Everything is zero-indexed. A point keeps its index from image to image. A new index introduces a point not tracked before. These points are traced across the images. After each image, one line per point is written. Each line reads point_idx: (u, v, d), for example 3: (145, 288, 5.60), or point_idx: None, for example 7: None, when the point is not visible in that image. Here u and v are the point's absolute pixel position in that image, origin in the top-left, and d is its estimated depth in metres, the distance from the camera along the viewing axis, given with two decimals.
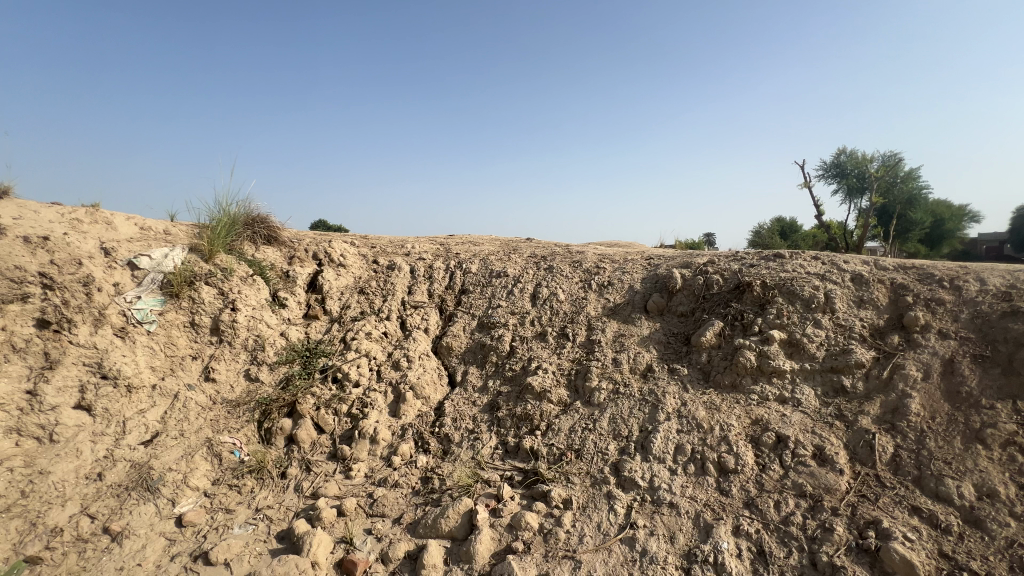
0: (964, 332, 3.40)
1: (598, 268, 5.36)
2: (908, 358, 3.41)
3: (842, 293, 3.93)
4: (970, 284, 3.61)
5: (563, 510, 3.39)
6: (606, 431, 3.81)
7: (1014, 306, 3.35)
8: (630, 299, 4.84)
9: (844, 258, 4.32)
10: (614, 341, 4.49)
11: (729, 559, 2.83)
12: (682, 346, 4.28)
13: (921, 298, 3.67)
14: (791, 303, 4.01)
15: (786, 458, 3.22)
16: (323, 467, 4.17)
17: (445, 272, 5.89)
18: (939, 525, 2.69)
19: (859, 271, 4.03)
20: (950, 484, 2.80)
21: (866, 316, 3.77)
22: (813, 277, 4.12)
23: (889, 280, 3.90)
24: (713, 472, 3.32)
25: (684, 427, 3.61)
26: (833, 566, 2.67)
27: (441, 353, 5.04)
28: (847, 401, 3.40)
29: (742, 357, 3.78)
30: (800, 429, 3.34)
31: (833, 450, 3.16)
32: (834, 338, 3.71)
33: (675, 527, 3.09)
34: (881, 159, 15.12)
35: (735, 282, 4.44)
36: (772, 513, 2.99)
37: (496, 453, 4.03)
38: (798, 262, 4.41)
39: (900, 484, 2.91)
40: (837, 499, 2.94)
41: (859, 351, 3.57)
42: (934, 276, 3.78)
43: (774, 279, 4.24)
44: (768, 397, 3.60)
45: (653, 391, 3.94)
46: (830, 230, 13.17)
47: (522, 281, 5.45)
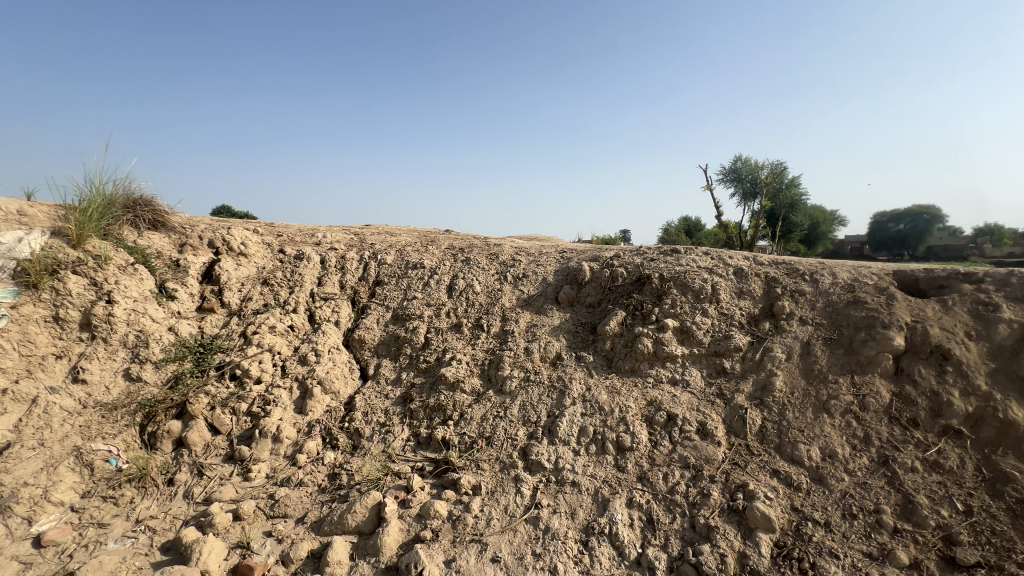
0: (819, 318, 3.92)
1: (514, 260, 5.49)
2: (776, 342, 3.90)
3: (726, 285, 4.39)
4: (825, 277, 4.19)
5: (472, 495, 3.45)
6: (517, 418, 3.94)
7: (855, 297, 3.93)
8: (543, 291, 5.03)
9: (730, 254, 4.82)
10: (527, 330, 4.63)
11: (622, 529, 3.07)
12: (589, 334, 4.52)
13: (788, 290, 4.20)
14: (684, 293, 4.40)
15: (674, 434, 3.55)
16: (217, 470, 3.88)
17: (359, 263, 5.71)
18: (793, 483, 3.10)
19: (740, 266, 4.52)
20: (802, 448, 3.23)
21: (744, 305, 4.24)
22: (703, 270, 4.55)
23: (764, 273, 4.42)
24: (612, 450, 3.56)
25: (587, 410, 3.83)
26: (708, 526, 2.99)
27: (353, 346, 4.89)
28: (727, 381, 3.81)
29: (641, 344, 4.10)
30: (687, 407, 3.69)
31: (713, 424, 3.53)
32: (718, 325, 4.14)
33: (576, 504, 3.28)
34: (770, 167, 16.78)
35: (637, 275, 4.78)
36: (660, 484, 3.29)
37: (407, 445, 4.00)
38: (691, 256, 4.85)
39: (765, 451, 3.32)
40: (715, 468, 3.30)
41: (738, 336, 4.01)
42: (799, 271, 4.33)
43: (671, 272, 4.63)
44: (662, 379, 3.94)
45: (561, 377, 4.14)
46: (728, 230, 14.65)
47: (438, 273, 5.43)
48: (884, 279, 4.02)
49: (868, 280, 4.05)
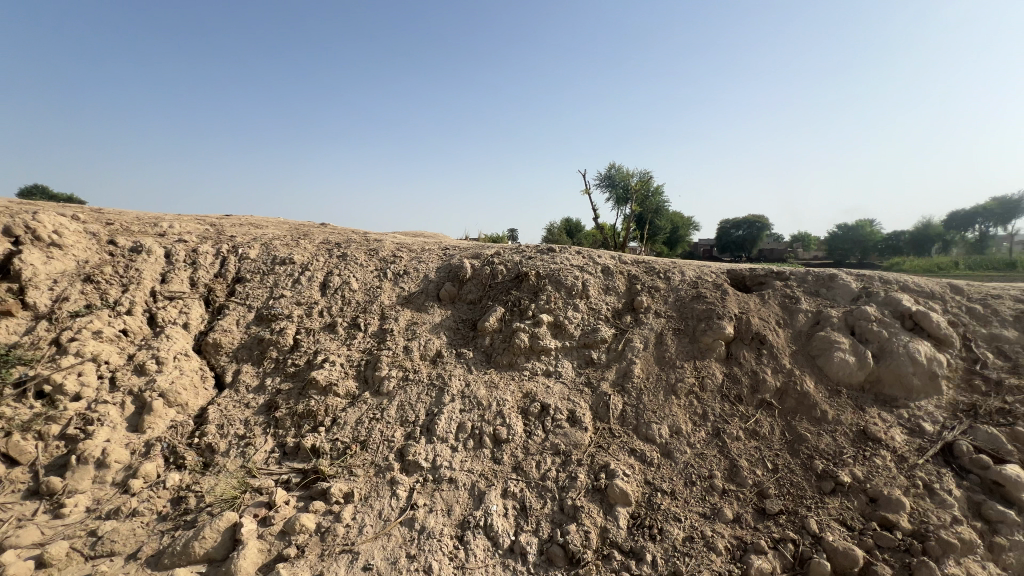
0: (670, 311, 4.42)
1: (395, 257, 5.33)
2: (635, 333, 4.31)
3: (594, 282, 4.74)
4: (676, 275, 4.74)
5: (343, 504, 3.27)
6: (394, 419, 3.82)
7: (698, 292, 4.51)
8: (424, 288, 4.95)
9: (599, 253, 5.21)
10: (406, 329, 4.52)
11: (496, 519, 3.16)
12: (469, 331, 4.56)
13: (646, 286, 4.67)
14: (558, 289, 4.66)
15: (547, 424, 3.74)
16: (15, 510, 3.15)
17: (215, 257, 5.06)
18: (646, 459, 3.46)
19: (607, 264, 4.92)
20: (654, 427, 3.62)
21: (610, 300, 4.62)
22: (575, 268, 4.86)
23: (627, 271, 4.87)
24: (489, 443, 3.63)
25: (465, 406, 3.86)
26: (575, 507, 3.21)
27: (206, 351, 4.32)
28: (594, 370, 4.12)
29: (517, 339, 4.25)
30: (559, 397, 3.92)
31: (582, 411, 3.80)
32: (587, 319, 4.46)
33: (452, 500, 3.29)
34: (640, 175, 18.51)
35: (516, 272, 4.95)
36: (533, 471, 3.45)
37: (271, 457, 3.65)
38: (565, 255, 5.15)
39: (624, 432, 3.65)
40: (582, 452, 3.55)
41: (604, 329, 4.36)
42: (655, 269, 4.85)
43: (546, 269, 4.87)
44: (537, 371, 4.13)
45: (440, 375, 4.11)
46: (604, 232, 15.95)
47: (310, 269, 5.05)
48: (719, 277, 4.68)
49: (708, 277, 4.67)
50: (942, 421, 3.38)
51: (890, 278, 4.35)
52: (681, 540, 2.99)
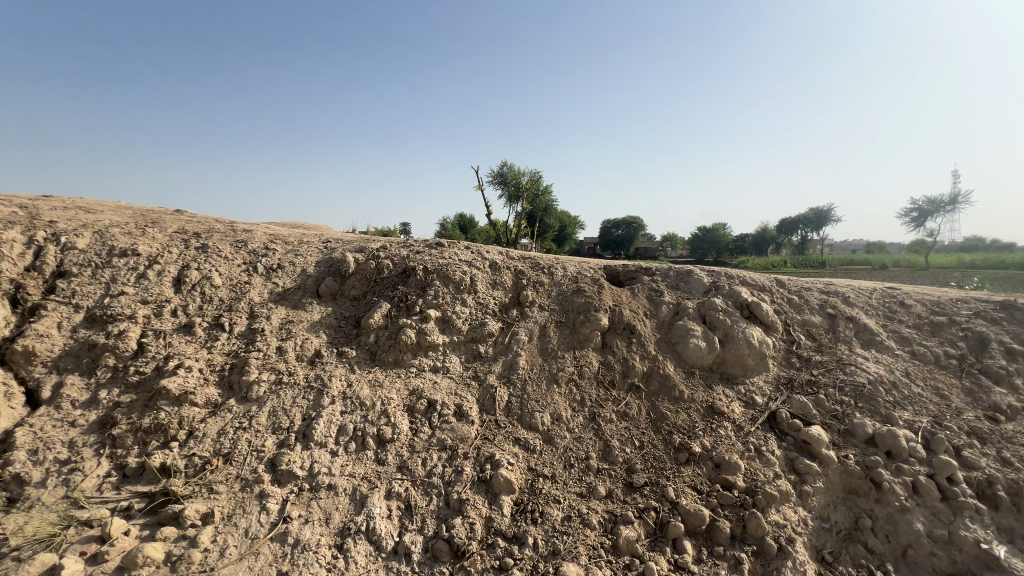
0: (553, 305, 4.65)
1: (267, 249, 4.84)
2: (520, 327, 4.45)
3: (482, 277, 4.80)
4: (558, 270, 4.99)
5: (201, 527, 2.90)
6: (264, 427, 3.48)
7: (578, 286, 4.80)
8: (301, 284, 4.58)
9: (487, 248, 5.28)
10: (280, 328, 4.14)
11: (379, 522, 3.05)
12: (352, 328, 4.33)
13: (531, 281, 4.85)
14: (445, 284, 4.63)
15: (433, 420, 3.70)
16: None
17: (26, 247, 4.14)
18: (529, 447, 3.60)
19: (495, 260, 5.01)
20: (537, 416, 3.78)
21: (497, 295, 4.72)
22: (463, 263, 4.87)
23: (514, 266, 5.00)
24: (373, 445, 3.49)
25: (347, 408, 3.66)
26: (460, 500, 3.23)
27: (13, 361, 3.52)
28: (481, 364, 4.18)
29: (404, 335, 4.14)
30: (446, 392, 3.90)
31: (468, 405, 3.82)
32: (475, 313, 4.50)
33: (331, 508, 3.10)
34: (531, 174, 19.15)
35: (403, 267, 4.81)
36: (419, 469, 3.40)
37: (107, 483, 3.10)
38: (453, 250, 5.13)
39: (509, 423, 3.76)
40: (468, 445, 3.57)
41: (491, 323, 4.44)
42: (540, 265, 5.05)
43: (434, 264, 4.81)
44: (424, 368, 4.06)
45: (319, 376, 3.84)
46: (497, 228, 16.27)
47: (160, 262, 4.37)
48: (597, 272, 5.03)
49: (587, 272, 5.00)
50: (769, 393, 4.01)
51: (732, 274, 5.05)
52: (559, 520, 3.17)
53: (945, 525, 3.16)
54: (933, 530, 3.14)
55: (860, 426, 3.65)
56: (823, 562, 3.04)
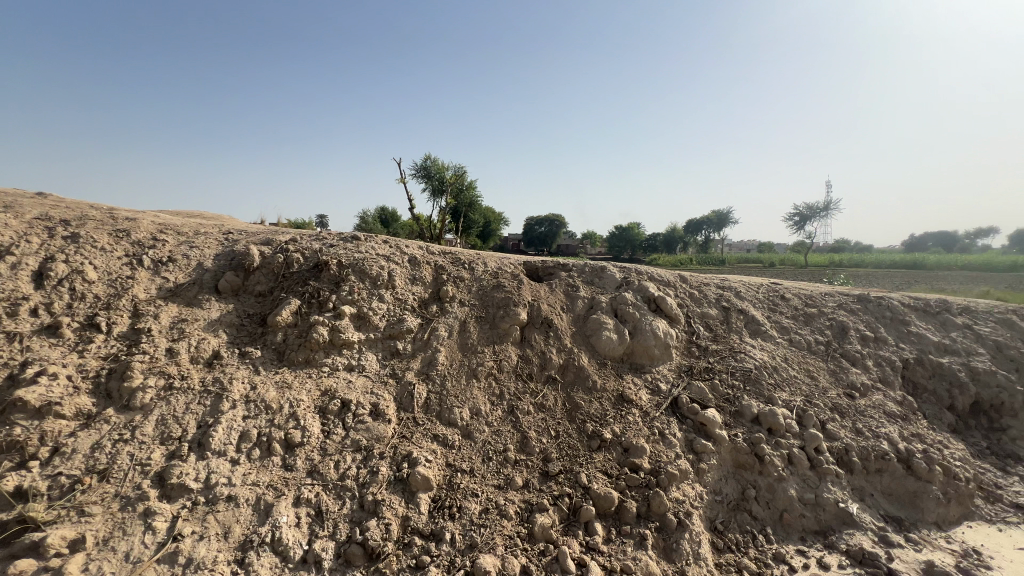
0: (473, 300, 4.65)
1: (154, 240, 4.34)
2: (440, 322, 4.40)
3: (400, 272, 4.68)
4: (479, 266, 5.00)
5: (69, 555, 2.54)
6: (151, 438, 3.12)
7: (498, 282, 4.84)
8: (196, 278, 4.16)
9: (406, 242, 5.15)
10: (171, 327, 3.73)
11: (286, 532, 2.87)
12: (256, 327, 4.02)
13: (452, 277, 4.81)
14: (361, 280, 4.45)
15: (347, 420, 3.55)
16: None
17: None
18: (448, 443, 3.58)
19: (414, 254, 4.91)
20: (456, 412, 3.77)
21: (416, 291, 4.62)
22: (380, 258, 4.71)
23: (434, 261, 4.93)
24: (279, 450, 3.27)
25: (250, 412, 3.40)
26: (375, 502, 3.13)
27: None
28: (399, 361, 4.08)
29: (315, 333, 3.92)
30: (362, 392, 3.76)
31: (385, 404, 3.71)
32: (393, 309, 4.37)
33: (231, 521, 2.87)
34: (455, 168, 18.91)
35: (314, 261, 4.55)
36: (331, 473, 3.25)
37: None
38: (370, 243, 4.94)
39: (427, 420, 3.71)
40: (385, 444, 3.48)
41: (410, 319, 4.34)
42: (460, 260, 5.03)
43: (349, 258, 4.60)
44: (338, 367, 3.88)
45: (218, 379, 3.52)
46: (420, 222, 15.93)
47: (15, 253, 3.74)
48: (517, 268, 5.11)
49: (507, 268, 5.06)
50: (672, 380, 4.33)
51: (642, 270, 5.38)
52: (477, 513, 3.19)
53: (812, 489, 3.63)
54: (803, 494, 3.59)
55: (747, 407, 4.07)
56: (715, 531, 3.36)
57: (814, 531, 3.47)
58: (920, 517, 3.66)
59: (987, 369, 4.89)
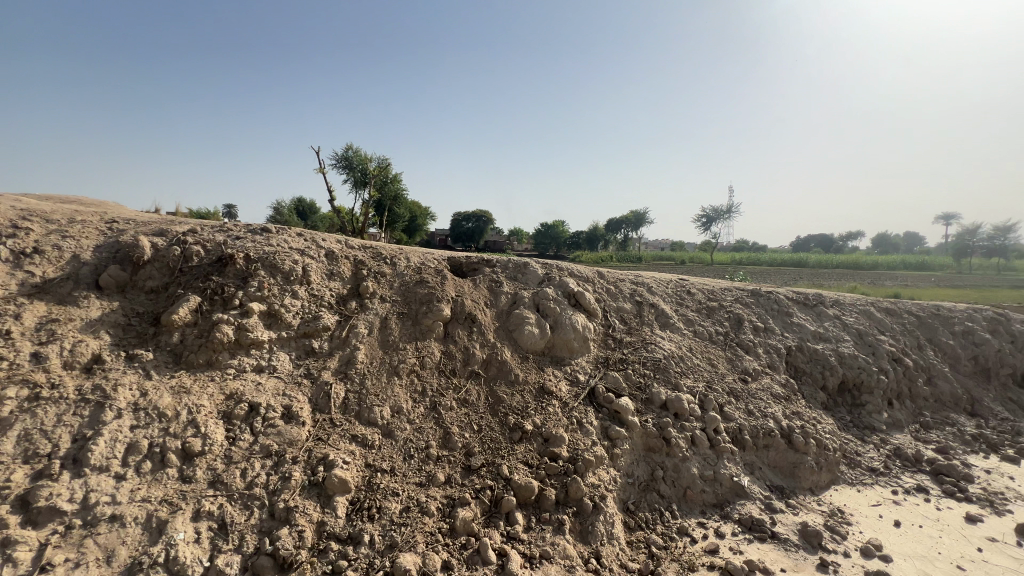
0: (395, 296, 4.54)
1: (16, 229, 3.74)
2: (360, 319, 4.24)
3: (316, 266, 4.44)
4: (401, 261, 4.89)
5: None
6: (11, 457, 2.70)
7: (421, 277, 4.76)
8: (71, 273, 3.65)
9: (323, 236, 4.90)
10: (38, 329, 3.25)
11: (183, 549, 2.63)
12: (147, 327, 3.62)
13: (372, 272, 4.66)
14: (272, 275, 4.17)
15: (256, 425, 3.32)
16: None
17: None
18: (367, 443, 3.47)
19: (332, 248, 4.68)
20: (376, 410, 3.67)
21: (334, 287, 4.42)
22: (294, 252, 4.44)
23: (353, 256, 4.74)
24: (176, 461, 2.98)
25: (140, 421, 3.06)
26: (287, 509, 2.96)
27: None
28: (315, 360, 3.88)
29: (219, 333, 3.61)
30: (272, 394, 3.53)
31: (299, 406, 3.52)
32: (308, 306, 4.14)
33: (116, 543, 2.56)
34: (378, 159, 18.21)
35: (218, 254, 4.19)
36: (237, 482, 3.02)
37: None
38: (282, 236, 4.63)
39: (345, 420, 3.57)
40: (298, 448, 3.30)
41: (326, 316, 4.14)
42: (382, 255, 4.88)
43: (258, 252, 4.28)
44: (245, 369, 3.61)
45: (99, 386, 3.13)
46: (341, 215, 15.18)
47: None
48: (440, 263, 5.06)
49: (431, 264, 4.99)
50: (590, 372, 4.54)
51: (563, 266, 5.57)
52: (398, 512, 3.13)
53: (711, 466, 3.99)
54: (704, 471, 3.94)
55: (656, 394, 4.38)
56: (627, 511, 3.58)
57: (713, 504, 3.81)
58: (798, 484, 4.16)
59: (851, 353, 5.66)
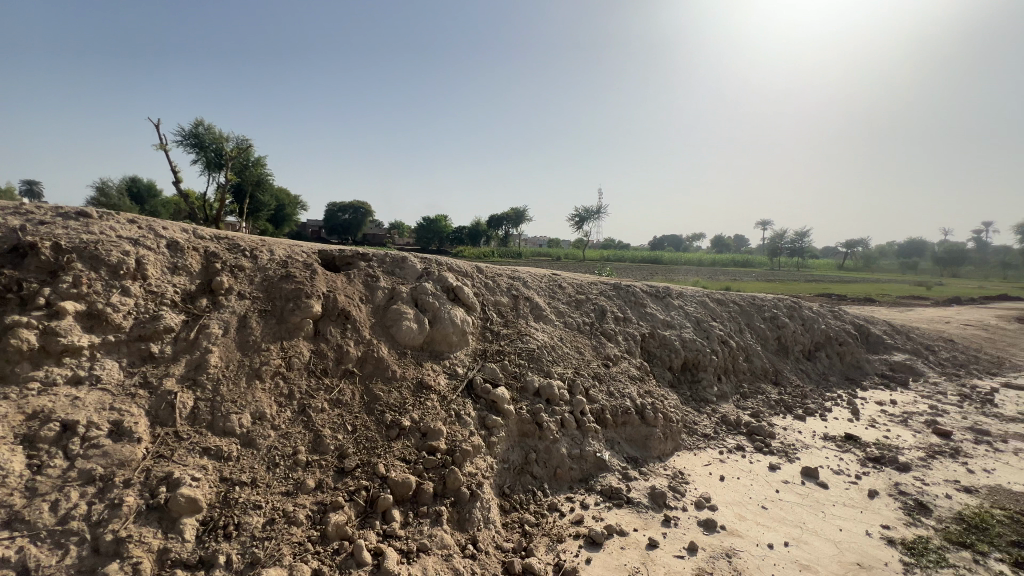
0: (256, 292, 4.12)
1: None
2: (212, 318, 3.78)
3: (154, 259, 3.84)
4: (263, 254, 4.45)
5: None
6: None
7: (287, 271, 4.39)
8: None
9: (163, 223, 4.24)
10: None
11: None
12: None
13: (228, 265, 4.17)
14: (93, 269, 3.50)
15: (72, 447, 2.77)
16: None
17: None
18: (223, 455, 3.12)
19: (175, 239, 4.08)
20: (233, 418, 3.31)
21: (178, 282, 3.86)
22: (123, 241, 3.78)
23: (203, 248, 4.19)
24: None
25: None
26: (118, 540, 2.55)
27: None
28: (154, 367, 3.36)
29: (17, 340, 2.95)
30: (95, 409, 2.98)
31: (132, 420, 3.02)
32: (143, 305, 3.57)
33: None
34: (236, 138, 16.19)
35: (13, 243, 3.39)
36: (46, 517, 2.50)
37: None
38: (108, 222, 3.91)
39: (194, 432, 3.16)
40: (132, 469, 2.84)
41: (169, 316, 3.60)
42: (240, 246, 4.40)
43: (70, 240, 3.56)
44: (56, 381, 2.99)
45: None
46: (189, 199, 13.21)
47: None
48: (310, 257, 4.72)
49: (299, 257, 4.63)
50: (469, 364, 4.64)
51: (442, 261, 5.58)
52: (260, 526, 2.89)
53: (578, 445, 4.36)
54: (571, 450, 4.28)
55: (530, 382, 4.64)
56: (503, 496, 3.76)
57: (579, 479, 4.17)
58: (649, 454, 4.75)
59: (691, 337, 6.60)
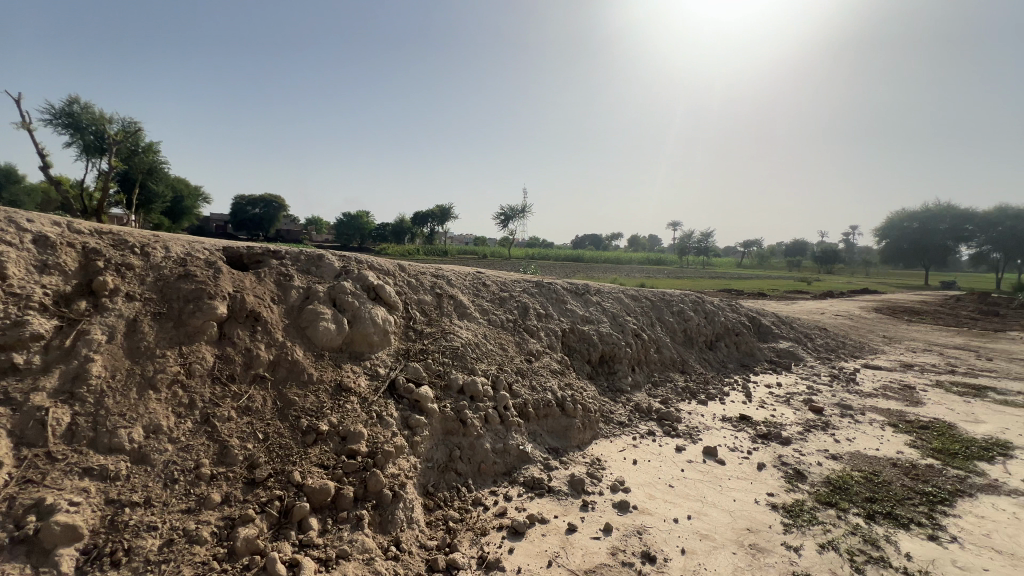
0: (147, 293, 3.72)
1: None
2: (93, 323, 3.36)
3: (17, 257, 3.34)
4: (157, 251, 4.03)
5: None
6: None
7: (186, 270, 4.01)
8: None
9: (28, 215, 3.69)
10: None
11: None
12: None
13: (112, 264, 3.73)
14: None
15: None
16: None
17: None
18: (108, 475, 2.81)
19: (44, 233, 3.57)
20: (121, 433, 2.98)
21: (49, 283, 3.39)
22: None
23: (81, 244, 3.72)
24: None
25: None
26: None
27: None
28: (18, 380, 2.93)
29: None
30: None
31: None
32: (3, 310, 3.09)
33: None
34: (122, 120, 14.44)
35: None
36: None
37: None
38: None
39: (71, 452, 2.80)
40: None
41: (37, 322, 3.15)
42: (127, 243, 3.95)
43: None
44: None
45: None
46: (62, 188, 11.57)
47: None
48: (213, 254, 4.35)
49: (200, 254, 4.26)
50: (391, 364, 4.54)
51: (362, 260, 5.42)
52: (156, 549, 2.64)
53: (502, 439, 4.44)
54: (495, 445, 4.36)
55: (454, 380, 4.65)
56: (427, 494, 3.74)
57: (503, 472, 4.26)
58: (569, 443, 4.96)
59: (607, 331, 6.98)
